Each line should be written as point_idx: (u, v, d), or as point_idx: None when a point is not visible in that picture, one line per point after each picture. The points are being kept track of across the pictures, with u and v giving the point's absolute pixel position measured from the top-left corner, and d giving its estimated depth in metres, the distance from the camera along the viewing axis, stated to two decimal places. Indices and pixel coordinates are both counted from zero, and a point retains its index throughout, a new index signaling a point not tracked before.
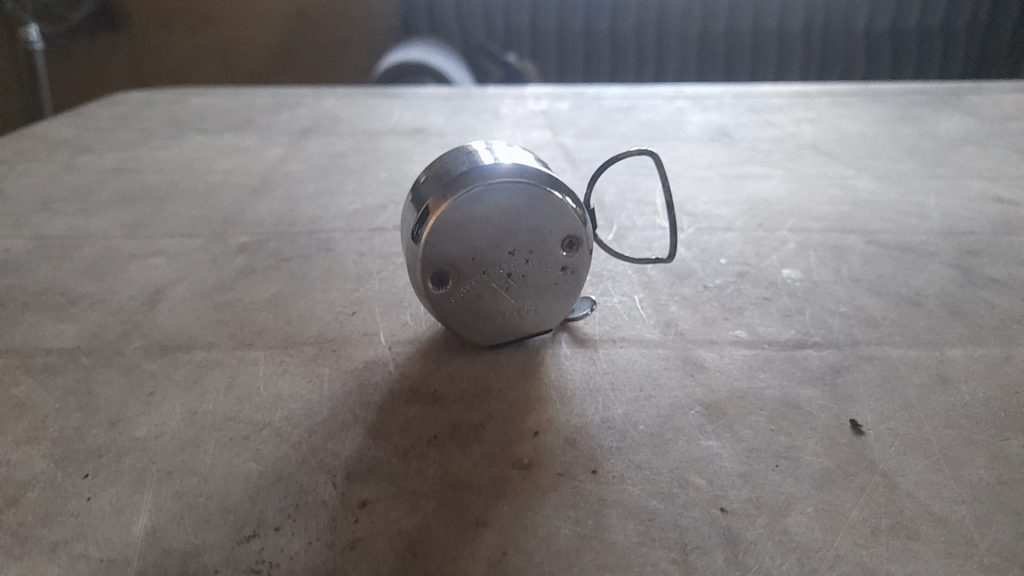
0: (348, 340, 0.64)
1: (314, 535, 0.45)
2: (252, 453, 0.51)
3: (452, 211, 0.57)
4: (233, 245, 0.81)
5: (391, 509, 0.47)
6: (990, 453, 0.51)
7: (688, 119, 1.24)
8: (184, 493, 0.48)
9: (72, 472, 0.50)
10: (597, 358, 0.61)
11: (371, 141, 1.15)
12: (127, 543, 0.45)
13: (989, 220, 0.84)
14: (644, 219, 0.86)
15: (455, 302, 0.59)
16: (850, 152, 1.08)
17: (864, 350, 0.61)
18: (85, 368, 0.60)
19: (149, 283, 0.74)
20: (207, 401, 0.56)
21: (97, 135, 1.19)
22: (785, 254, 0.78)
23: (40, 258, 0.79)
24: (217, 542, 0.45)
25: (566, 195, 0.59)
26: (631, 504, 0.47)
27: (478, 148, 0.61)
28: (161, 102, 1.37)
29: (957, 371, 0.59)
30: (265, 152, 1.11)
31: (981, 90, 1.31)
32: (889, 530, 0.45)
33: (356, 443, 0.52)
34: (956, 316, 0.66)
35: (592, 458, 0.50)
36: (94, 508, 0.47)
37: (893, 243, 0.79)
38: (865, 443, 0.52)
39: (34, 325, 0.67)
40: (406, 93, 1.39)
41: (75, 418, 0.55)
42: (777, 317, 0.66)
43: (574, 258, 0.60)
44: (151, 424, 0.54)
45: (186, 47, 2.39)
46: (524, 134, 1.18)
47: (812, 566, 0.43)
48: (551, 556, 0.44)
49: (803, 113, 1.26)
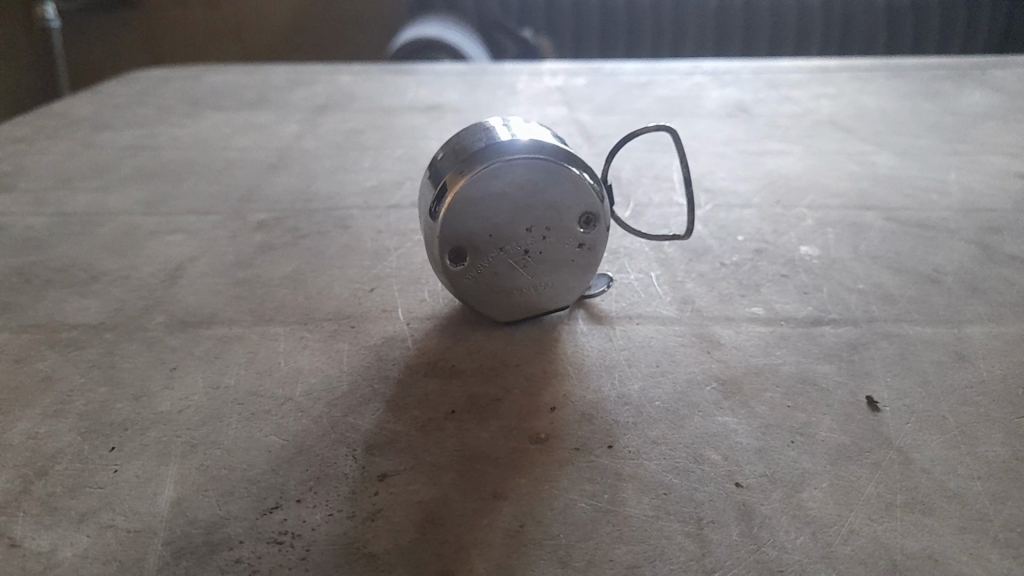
0: (366, 316, 0.64)
1: (335, 507, 0.46)
2: (273, 426, 0.52)
3: (469, 187, 0.57)
4: (251, 222, 0.82)
5: (410, 482, 0.48)
6: (1006, 430, 0.51)
7: (705, 95, 1.22)
8: (207, 465, 0.49)
9: (98, 444, 0.51)
10: (613, 334, 0.61)
11: (387, 118, 1.15)
12: (153, 513, 0.46)
13: (1011, 197, 0.83)
14: (660, 196, 0.86)
15: (472, 278, 0.59)
16: (870, 128, 1.06)
17: (882, 327, 0.61)
18: (108, 343, 0.62)
19: (169, 259, 0.74)
20: (229, 375, 0.57)
21: (115, 112, 1.20)
22: (802, 231, 0.77)
23: (62, 234, 0.80)
24: (240, 513, 0.46)
25: (582, 171, 0.59)
26: (647, 478, 0.47)
27: (494, 124, 0.61)
28: (177, 79, 1.38)
29: (975, 349, 0.58)
30: (282, 129, 1.11)
31: (1006, 65, 1.29)
32: (903, 505, 0.45)
33: (375, 417, 0.53)
34: (975, 293, 0.66)
35: (608, 433, 0.51)
36: (120, 479, 0.48)
37: (912, 220, 0.79)
38: (881, 419, 0.52)
39: (58, 300, 0.68)
40: (421, 69, 1.38)
41: (100, 392, 0.56)
42: (794, 294, 0.66)
43: (591, 234, 0.60)
44: (174, 398, 0.55)
45: (201, 23, 2.39)
46: (540, 110, 1.17)
47: (826, 540, 0.43)
48: (568, 528, 0.44)
49: (822, 88, 1.25)
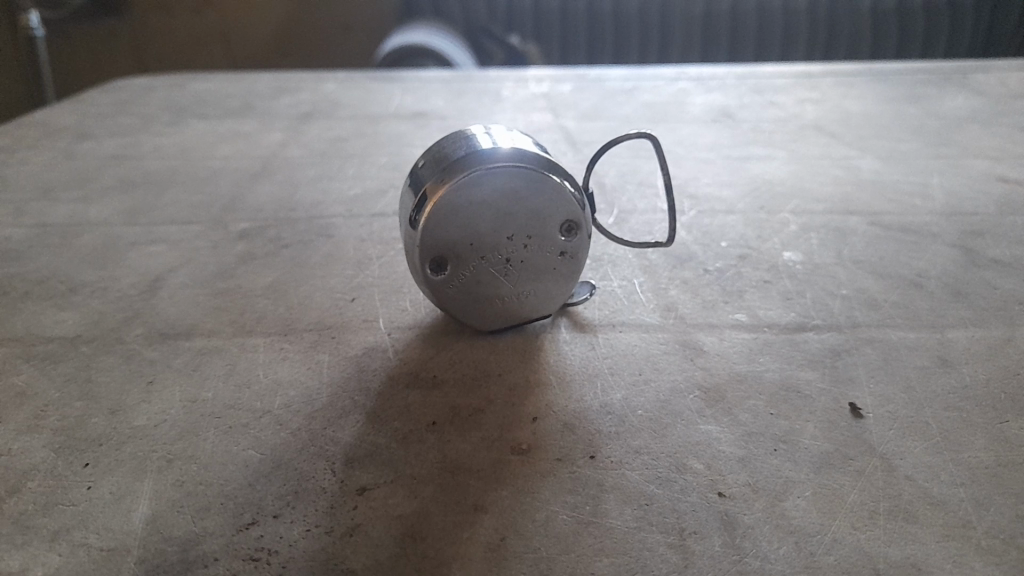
0: (347, 326, 0.64)
1: (313, 522, 0.45)
2: (252, 440, 0.52)
3: (450, 195, 0.56)
4: (232, 232, 0.81)
5: (390, 495, 0.47)
6: (990, 436, 0.50)
7: (690, 100, 1.23)
8: (184, 481, 0.48)
9: (73, 460, 0.50)
10: (596, 343, 0.61)
11: (371, 125, 1.14)
12: (127, 530, 0.45)
13: (993, 200, 0.83)
14: (644, 202, 0.86)
15: (454, 287, 0.58)
16: (853, 132, 1.07)
17: (865, 333, 0.61)
18: (85, 356, 0.61)
19: (148, 271, 0.74)
20: (207, 388, 0.57)
21: (97, 122, 1.19)
22: (786, 236, 0.77)
23: (40, 246, 0.79)
24: (217, 530, 0.45)
25: (564, 179, 0.59)
26: (629, 489, 0.47)
27: (476, 132, 0.61)
28: (161, 87, 1.37)
29: (958, 354, 0.58)
30: (265, 138, 1.11)
31: (987, 68, 1.30)
32: (887, 513, 0.45)
33: (355, 430, 0.52)
34: (957, 297, 0.66)
35: (591, 443, 0.50)
36: (94, 496, 0.48)
37: (896, 225, 0.79)
38: (865, 426, 0.51)
39: (35, 312, 0.67)
40: (406, 76, 1.38)
41: (76, 406, 0.55)
42: (777, 300, 0.66)
43: (573, 242, 0.60)
44: (151, 412, 0.54)
45: (187, 30, 2.38)
46: (524, 117, 1.17)
47: (809, 550, 0.43)
48: (549, 541, 0.44)
49: (806, 93, 1.25)
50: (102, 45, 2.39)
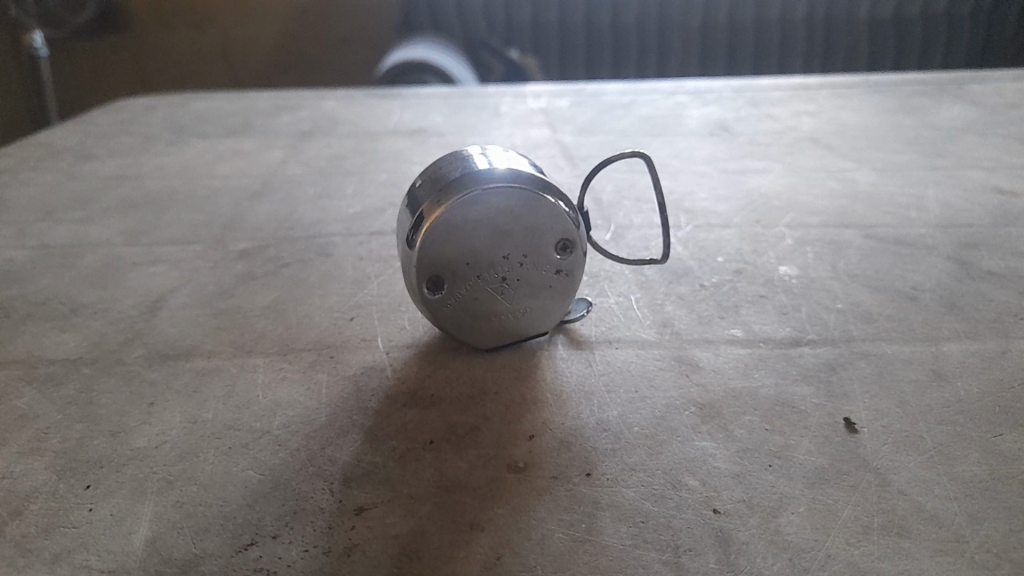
0: (345, 345, 0.64)
1: (311, 542, 0.46)
2: (251, 461, 0.52)
3: (446, 215, 0.57)
4: (233, 252, 0.82)
5: (387, 515, 0.47)
6: (984, 449, 0.51)
7: (687, 114, 1.23)
8: (184, 502, 0.49)
9: (73, 482, 0.51)
10: (592, 359, 0.61)
11: (370, 143, 1.16)
12: (128, 552, 0.46)
13: (988, 212, 0.84)
14: (641, 218, 0.87)
15: (451, 306, 0.59)
16: (850, 144, 1.07)
17: (860, 347, 0.61)
18: (86, 378, 0.61)
19: (149, 291, 0.74)
20: (207, 409, 0.57)
21: (99, 142, 1.20)
22: (781, 250, 0.78)
23: (42, 267, 0.80)
24: (216, 551, 0.45)
25: (559, 198, 0.59)
26: (624, 506, 0.47)
27: (472, 152, 0.61)
28: (162, 106, 1.38)
29: (952, 367, 0.59)
30: (265, 156, 1.12)
31: (983, 78, 1.31)
32: (880, 528, 0.45)
33: (353, 449, 0.53)
34: (953, 311, 0.66)
35: (587, 460, 0.51)
36: (95, 518, 0.48)
37: (891, 237, 0.79)
38: (858, 441, 0.52)
39: (37, 334, 0.68)
40: (406, 92, 1.39)
41: (77, 428, 0.56)
42: (772, 315, 0.66)
43: (568, 260, 0.60)
44: (151, 433, 0.55)
45: (189, 48, 2.40)
46: (523, 132, 1.18)
47: (803, 566, 0.43)
48: (545, 559, 0.44)
49: (803, 105, 1.26)
50: (105, 63, 2.41)
